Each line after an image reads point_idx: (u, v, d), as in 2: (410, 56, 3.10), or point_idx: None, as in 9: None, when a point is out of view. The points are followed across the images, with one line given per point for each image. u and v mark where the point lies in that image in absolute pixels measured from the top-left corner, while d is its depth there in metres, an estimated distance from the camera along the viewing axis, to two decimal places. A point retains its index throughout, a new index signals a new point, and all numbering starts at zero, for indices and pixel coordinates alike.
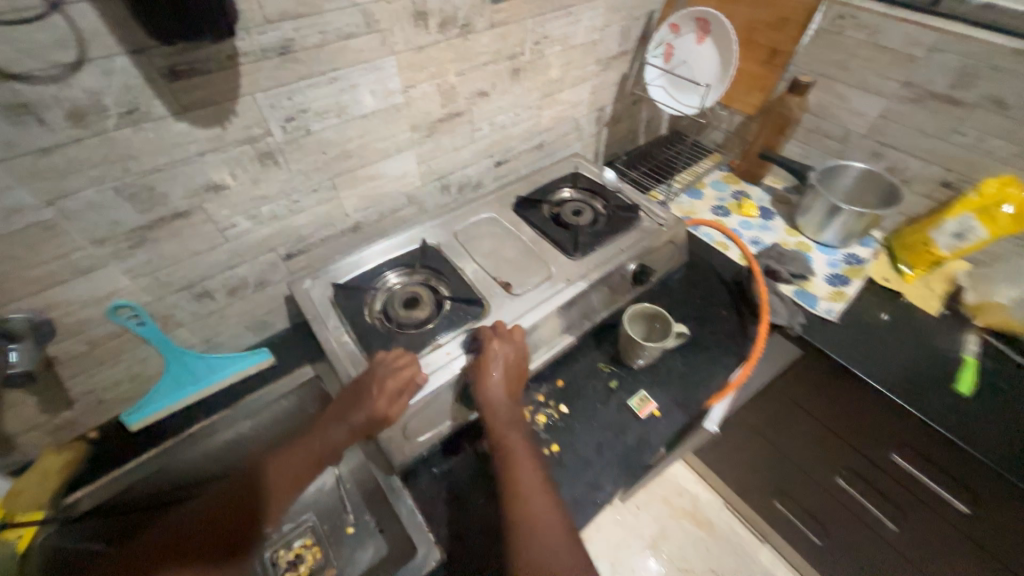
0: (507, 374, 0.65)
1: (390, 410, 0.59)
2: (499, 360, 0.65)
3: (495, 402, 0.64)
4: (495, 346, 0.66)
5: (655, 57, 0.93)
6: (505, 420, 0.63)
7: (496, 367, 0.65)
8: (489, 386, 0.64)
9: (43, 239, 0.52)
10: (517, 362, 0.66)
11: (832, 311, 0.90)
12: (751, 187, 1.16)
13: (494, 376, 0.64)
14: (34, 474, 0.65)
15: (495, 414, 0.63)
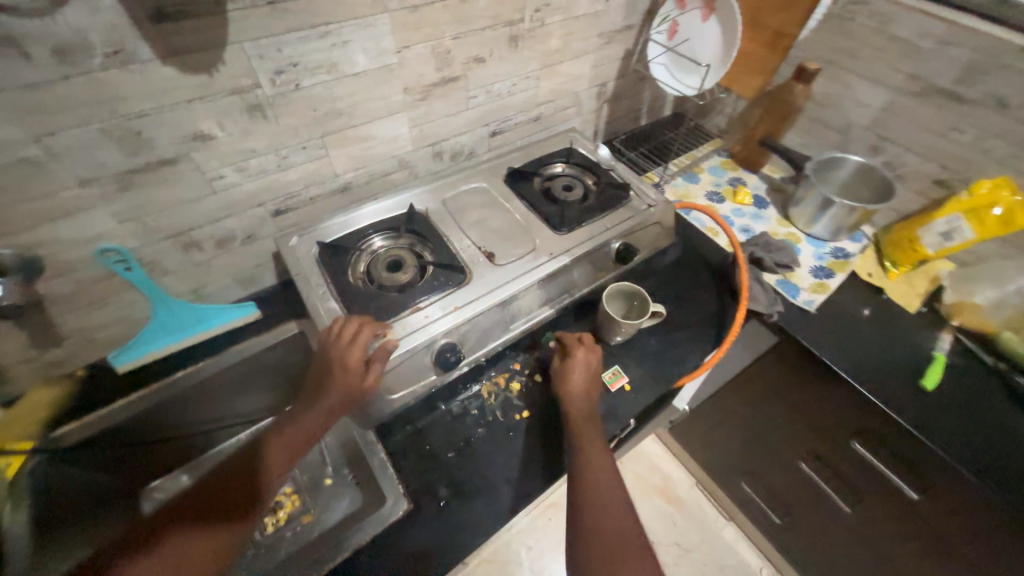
0: (588, 375, 0.71)
1: (364, 381, 0.61)
2: (583, 364, 0.71)
3: (579, 398, 0.69)
4: (580, 350, 0.72)
5: (659, 33, 0.91)
6: (583, 412, 0.68)
7: (580, 370, 0.71)
8: (573, 382, 0.70)
9: (31, 176, 0.52)
10: (597, 368, 0.72)
11: (812, 302, 0.91)
12: (747, 175, 1.16)
13: (575, 377, 0.70)
14: (25, 406, 0.69)
15: (576, 407, 0.68)
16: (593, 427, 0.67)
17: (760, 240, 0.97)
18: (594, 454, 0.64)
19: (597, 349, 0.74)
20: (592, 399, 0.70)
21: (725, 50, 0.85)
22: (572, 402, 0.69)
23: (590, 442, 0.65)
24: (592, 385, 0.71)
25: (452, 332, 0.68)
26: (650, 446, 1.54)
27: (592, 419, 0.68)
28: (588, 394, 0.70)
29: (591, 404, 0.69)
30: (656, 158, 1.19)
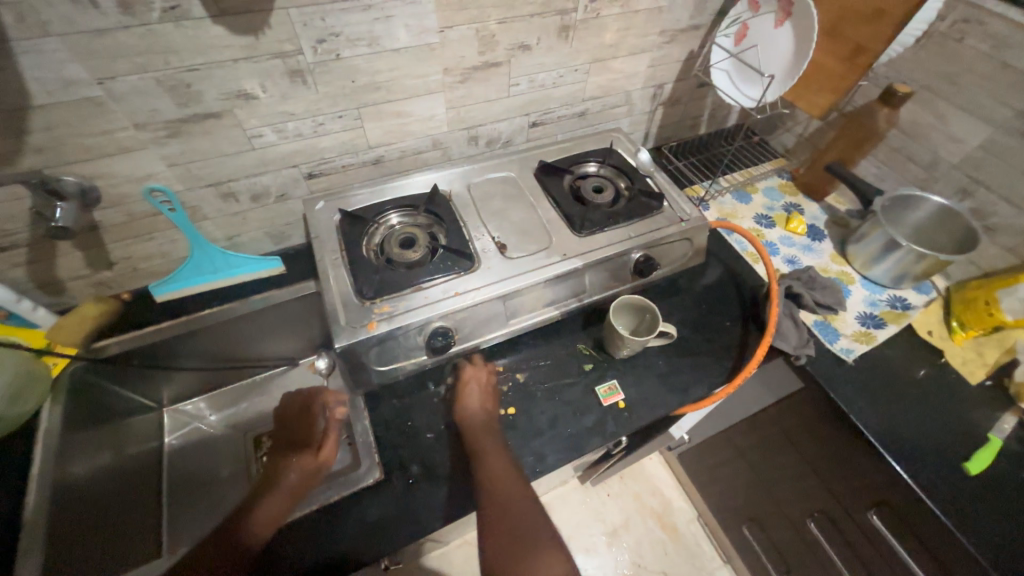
0: (481, 391, 0.72)
1: (323, 452, 0.68)
2: (475, 381, 0.73)
3: (473, 413, 0.69)
4: (468, 369, 0.74)
5: (727, 36, 0.87)
6: (479, 424, 0.67)
7: (474, 388, 0.72)
8: (465, 402, 0.70)
9: (93, 113, 0.58)
10: (489, 383, 0.73)
11: (851, 351, 0.82)
12: (807, 203, 1.05)
13: (468, 396, 0.71)
14: (75, 316, 0.76)
15: (470, 421, 0.68)
16: (490, 433, 0.67)
17: (803, 275, 0.88)
18: (491, 458, 0.63)
19: (490, 368, 0.75)
20: (488, 411, 0.70)
21: (795, 57, 0.78)
22: (467, 418, 0.68)
23: (487, 447, 0.65)
24: (487, 399, 0.71)
25: (448, 316, 0.67)
26: (655, 468, 1.48)
27: (489, 426, 0.68)
28: (484, 407, 0.70)
29: (489, 415, 0.69)
30: (707, 171, 1.11)
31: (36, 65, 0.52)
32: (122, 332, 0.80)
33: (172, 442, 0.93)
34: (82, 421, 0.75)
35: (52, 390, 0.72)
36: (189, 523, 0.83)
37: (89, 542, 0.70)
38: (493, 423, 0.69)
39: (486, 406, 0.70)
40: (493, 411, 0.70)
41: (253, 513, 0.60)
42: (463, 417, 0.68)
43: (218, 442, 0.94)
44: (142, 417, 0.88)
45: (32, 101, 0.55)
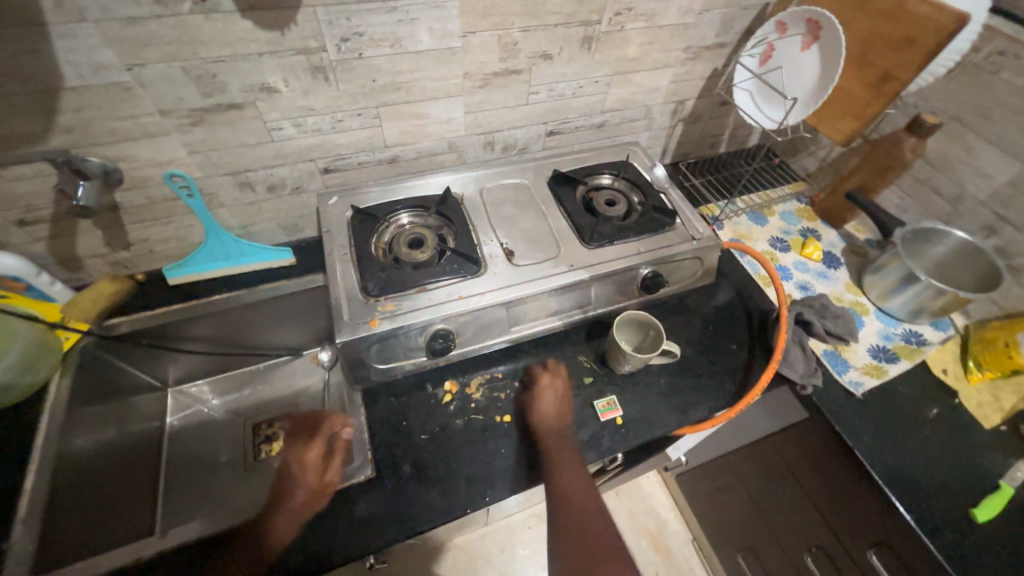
0: (557, 398, 0.73)
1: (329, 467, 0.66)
2: (551, 388, 0.74)
3: (550, 420, 0.70)
4: (544, 376, 0.75)
5: (751, 56, 0.87)
6: (556, 432, 0.69)
7: (551, 395, 0.73)
8: (543, 407, 0.72)
9: (121, 98, 0.60)
10: (563, 390, 0.75)
11: (861, 385, 0.80)
12: (825, 229, 1.03)
13: (545, 402, 0.72)
14: (90, 293, 0.78)
15: (546, 428, 0.69)
16: (565, 443, 0.68)
17: (815, 303, 0.86)
18: (567, 471, 0.65)
19: (563, 372, 0.77)
20: (564, 419, 0.71)
21: (822, 78, 0.77)
22: (543, 426, 0.70)
23: (562, 460, 0.66)
24: (562, 407, 0.73)
25: (450, 319, 0.67)
26: (651, 487, 1.45)
27: (567, 436, 0.69)
28: (558, 414, 0.71)
29: (563, 424, 0.71)
30: (724, 190, 1.10)
31: (69, 48, 0.54)
32: (132, 312, 0.81)
33: (172, 423, 0.94)
34: (88, 396, 0.77)
35: (63, 362, 0.74)
36: (182, 504, 0.84)
37: (87, 513, 0.71)
38: (568, 432, 0.70)
39: (560, 408, 0.72)
40: (568, 420, 0.72)
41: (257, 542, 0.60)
42: (539, 425, 0.70)
43: (217, 426, 0.95)
44: (146, 396, 0.90)
45: (64, 82, 0.57)
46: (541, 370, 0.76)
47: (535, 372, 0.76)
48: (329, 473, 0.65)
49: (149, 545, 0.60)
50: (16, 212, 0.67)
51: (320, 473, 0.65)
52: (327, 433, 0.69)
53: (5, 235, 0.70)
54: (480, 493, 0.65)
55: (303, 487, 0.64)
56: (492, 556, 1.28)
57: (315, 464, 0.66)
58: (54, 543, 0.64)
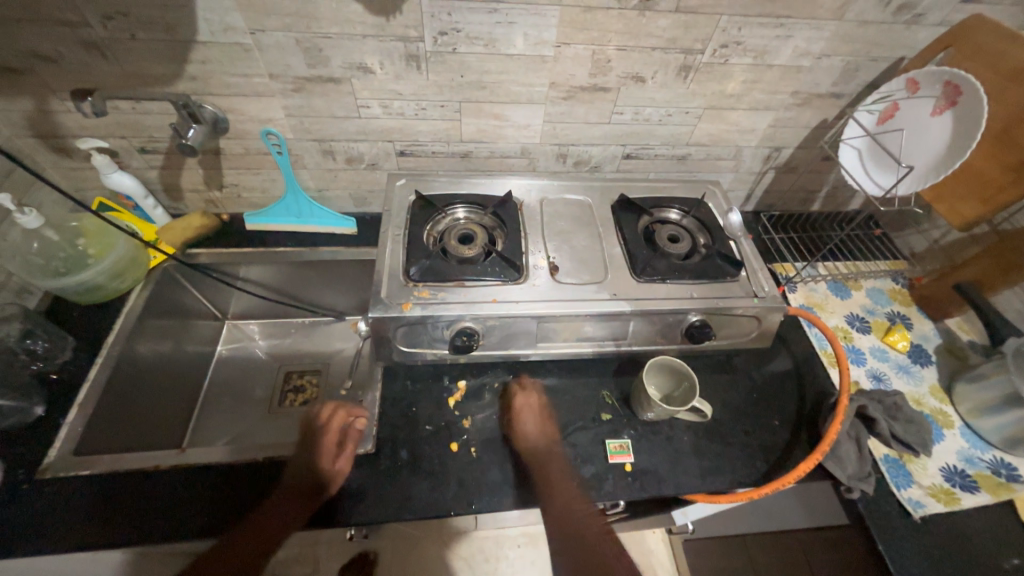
0: (536, 416, 0.71)
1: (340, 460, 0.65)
2: (529, 408, 0.72)
3: (536, 442, 0.69)
4: (520, 398, 0.72)
5: (868, 112, 0.79)
6: (546, 453, 0.68)
7: (529, 415, 0.71)
8: (526, 429, 0.70)
9: (240, 58, 0.67)
10: (540, 406, 0.73)
11: (922, 506, 0.68)
12: (919, 318, 0.91)
13: (526, 422, 0.70)
14: (183, 222, 0.88)
15: (535, 451, 0.68)
16: (556, 461, 0.67)
17: (886, 399, 0.75)
18: (564, 489, 0.64)
19: (538, 388, 0.75)
20: (549, 436, 0.70)
21: (956, 147, 0.68)
22: (530, 448, 0.68)
23: (558, 479, 0.65)
24: (543, 421, 0.71)
25: (480, 320, 0.67)
26: (657, 544, 1.35)
27: (556, 454, 0.68)
28: (542, 433, 0.70)
29: (550, 441, 0.69)
30: (807, 252, 1.00)
31: (207, 9, 0.61)
32: (212, 246, 0.91)
33: (222, 350, 1.04)
34: (160, 310, 0.87)
35: (147, 277, 0.85)
36: (210, 428, 0.92)
37: (131, 411, 0.79)
38: (559, 450, 0.69)
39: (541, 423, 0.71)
40: (552, 435, 0.70)
41: (262, 520, 0.59)
42: (528, 449, 0.68)
43: (256, 365, 1.03)
44: (207, 322, 1.00)
45: (197, 37, 0.64)
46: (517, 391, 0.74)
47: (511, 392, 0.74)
48: (342, 459, 0.65)
49: (169, 457, 0.66)
50: (140, 140, 0.78)
51: (334, 457, 0.65)
52: (342, 420, 0.69)
53: (127, 158, 0.81)
54: (466, 501, 0.64)
55: (317, 469, 0.63)
56: (475, 562, 1.26)
57: (329, 448, 0.66)
58: (99, 431, 0.72)
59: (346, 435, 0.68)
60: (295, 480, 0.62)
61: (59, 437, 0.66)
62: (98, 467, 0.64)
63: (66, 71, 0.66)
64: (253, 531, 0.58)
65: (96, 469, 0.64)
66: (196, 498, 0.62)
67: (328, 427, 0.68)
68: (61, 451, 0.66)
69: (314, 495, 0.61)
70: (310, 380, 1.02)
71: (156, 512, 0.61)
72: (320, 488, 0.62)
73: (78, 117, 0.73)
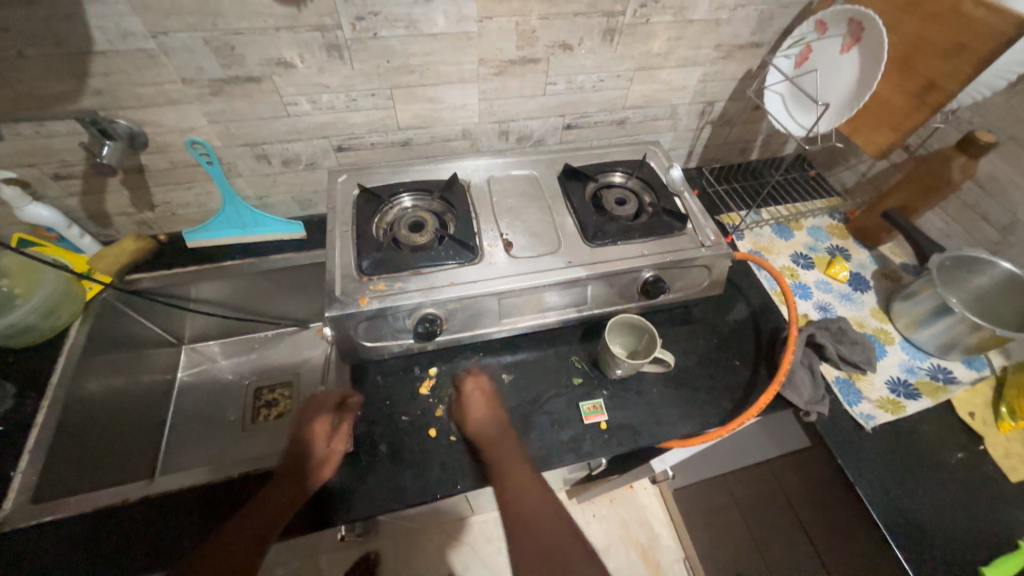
0: (484, 400, 0.70)
1: (333, 441, 0.65)
2: (478, 391, 0.71)
3: (485, 426, 0.67)
4: (469, 382, 0.72)
5: (786, 58, 0.82)
6: (493, 437, 0.66)
7: (476, 398, 0.70)
8: (473, 414, 0.68)
9: (147, 65, 0.64)
10: (490, 392, 0.72)
11: (872, 419, 0.74)
12: (856, 248, 0.97)
13: (474, 408, 0.69)
14: (115, 248, 0.84)
15: (483, 433, 0.67)
16: (504, 444, 0.66)
17: (832, 326, 0.81)
18: (513, 471, 0.62)
19: (483, 376, 0.73)
20: (499, 421, 0.69)
21: (863, 82, 0.71)
22: (478, 431, 0.67)
23: (506, 460, 0.64)
24: (493, 408, 0.70)
25: (440, 304, 0.67)
26: (648, 498, 1.41)
27: (505, 437, 0.67)
28: (491, 417, 0.69)
29: (500, 425, 0.68)
30: (750, 200, 1.05)
31: (99, 14, 0.57)
32: (152, 270, 0.86)
33: (184, 377, 1.00)
34: (105, 344, 0.83)
35: (84, 312, 0.80)
36: (183, 455, 0.89)
37: (88, 452, 0.75)
38: (508, 434, 0.67)
39: (495, 416, 0.69)
40: (503, 420, 0.69)
41: (252, 514, 0.57)
42: (476, 435, 0.67)
43: (224, 386, 1.00)
44: (161, 350, 0.96)
45: (93, 47, 0.60)
46: (466, 377, 0.73)
47: (460, 380, 0.73)
48: (335, 440, 0.65)
49: (140, 487, 0.63)
50: (52, 166, 0.73)
51: (326, 440, 0.65)
52: (334, 404, 0.68)
53: (42, 187, 0.75)
54: (450, 482, 0.65)
55: (310, 455, 0.63)
56: (477, 545, 1.28)
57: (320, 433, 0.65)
58: (57, 477, 0.69)
59: (340, 418, 0.68)
60: (285, 471, 0.62)
61: (12, 489, 0.63)
62: (65, 510, 0.61)
63: None
64: (243, 529, 0.56)
65: (60, 512, 0.61)
66: (182, 524, 0.61)
67: (315, 417, 0.66)
68: (18, 502, 0.62)
69: (307, 483, 0.61)
70: (282, 394, 1.00)
71: (141, 542, 0.59)
72: (310, 475, 0.62)
73: None
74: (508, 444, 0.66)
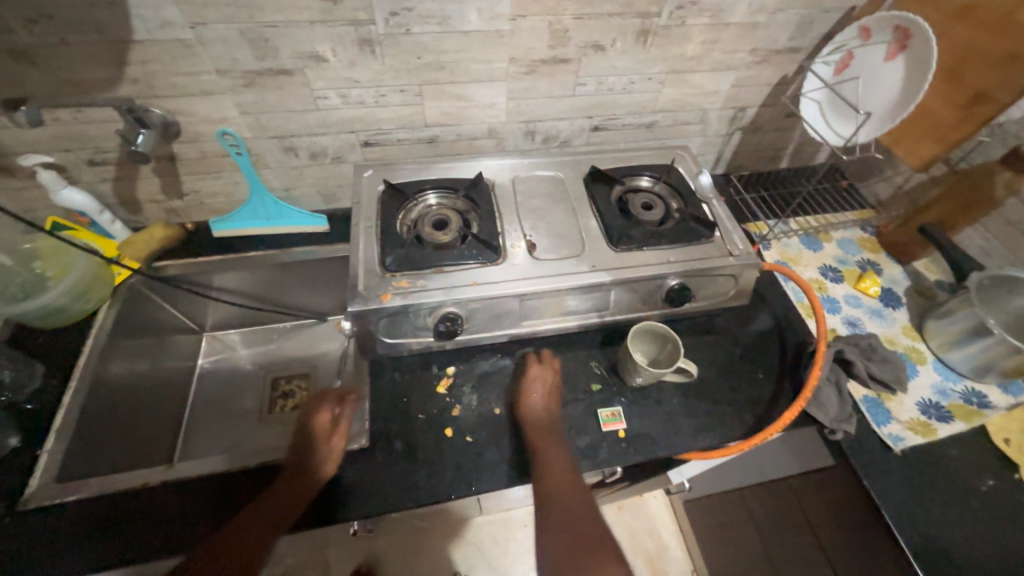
0: (545, 389, 0.71)
1: (333, 439, 0.64)
2: (540, 379, 0.72)
3: (538, 415, 0.68)
4: (534, 367, 0.73)
5: (825, 64, 0.80)
6: (542, 425, 0.67)
7: (538, 386, 0.71)
8: (531, 400, 0.70)
9: (183, 55, 0.64)
10: (553, 382, 0.72)
11: (901, 440, 0.71)
12: (889, 263, 0.94)
13: (534, 394, 0.70)
14: (145, 235, 0.85)
15: (535, 421, 0.68)
16: (552, 435, 0.66)
17: (862, 342, 0.78)
18: (552, 462, 0.63)
19: (555, 366, 0.74)
20: (552, 413, 0.70)
21: (909, 91, 0.69)
22: (531, 417, 0.68)
23: (550, 450, 0.64)
24: (550, 398, 0.71)
25: (462, 303, 0.67)
26: (658, 507, 1.39)
27: (551, 428, 0.67)
28: (546, 407, 0.70)
29: (551, 416, 0.69)
30: (778, 209, 1.02)
31: (140, 4, 0.58)
32: (178, 258, 0.88)
33: (204, 364, 1.01)
34: (131, 329, 0.84)
35: (113, 297, 0.82)
36: (201, 442, 0.91)
37: (111, 434, 0.77)
38: (557, 426, 0.68)
39: (549, 405, 0.70)
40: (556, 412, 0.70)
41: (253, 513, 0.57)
42: (527, 419, 0.68)
43: (242, 375, 1.01)
44: (183, 337, 0.97)
45: (133, 36, 0.61)
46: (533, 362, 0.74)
47: (527, 363, 0.74)
48: (335, 438, 0.65)
49: (158, 474, 0.64)
50: (87, 152, 0.74)
51: (326, 437, 0.65)
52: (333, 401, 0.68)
53: (77, 172, 0.77)
54: (465, 483, 0.65)
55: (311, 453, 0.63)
56: (484, 545, 1.27)
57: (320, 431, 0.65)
58: (80, 457, 0.70)
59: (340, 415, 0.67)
60: (289, 467, 0.62)
61: (38, 468, 0.64)
62: (84, 492, 0.62)
63: None
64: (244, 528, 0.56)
65: (81, 493, 0.62)
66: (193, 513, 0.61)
67: (316, 413, 0.67)
68: (43, 480, 0.63)
69: (308, 482, 0.61)
70: (298, 385, 1.01)
71: (153, 531, 0.60)
72: (311, 473, 0.61)
73: (17, 133, 0.69)
74: (553, 435, 0.67)
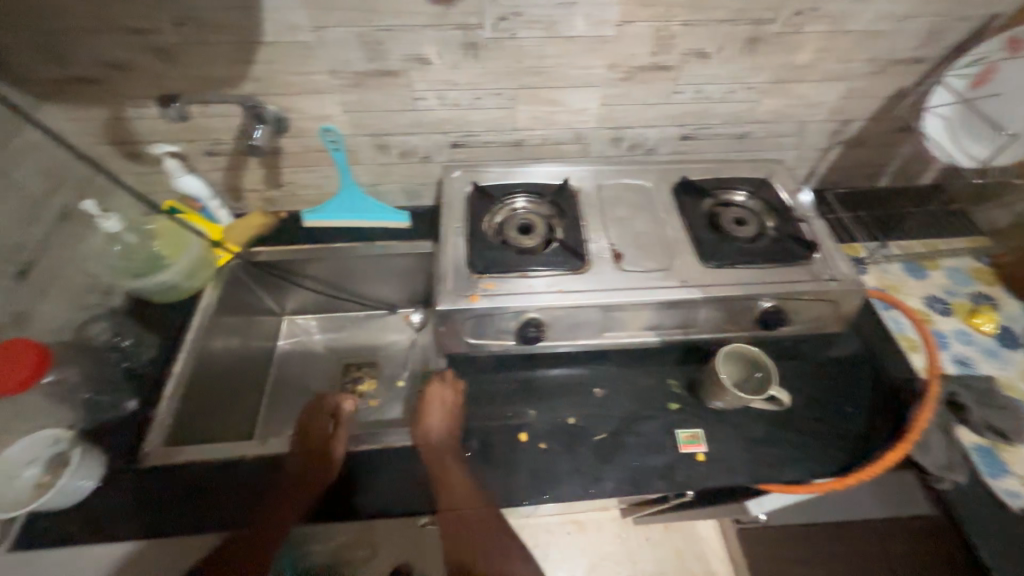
0: (445, 408, 0.71)
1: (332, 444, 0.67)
2: (439, 399, 0.72)
3: (441, 440, 0.67)
4: (433, 389, 0.73)
5: (958, 78, 0.75)
6: (445, 451, 0.66)
7: (436, 405, 0.71)
8: (431, 423, 0.69)
9: (303, 55, 0.68)
10: (452, 400, 0.73)
11: (1020, 498, 0.64)
12: (1007, 299, 0.84)
13: (433, 419, 0.70)
14: (246, 223, 0.93)
15: (434, 445, 0.66)
16: (454, 457, 0.66)
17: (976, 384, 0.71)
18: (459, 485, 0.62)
19: (457, 386, 0.74)
20: (451, 428, 0.70)
21: None
22: (430, 441, 0.67)
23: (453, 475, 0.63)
24: (448, 414, 0.71)
25: (545, 310, 0.66)
26: (707, 532, 1.32)
27: (455, 450, 0.67)
28: (444, 424, 0.70)
29: (451, 437, 0.68)
30: (879, 230, 0.94)
31: (273, 7, 0.62)
32: (272, 244, 0.93)
33: (283, 345, 1.07)
34: (229, 308, 0.90)
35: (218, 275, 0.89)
36: (277, 419, 0.96)
37: (207, 404, 0.83)
38: (456, 446, 0.67)
39: (451, 427, 0.70)
40: (456, 427, 0.70)
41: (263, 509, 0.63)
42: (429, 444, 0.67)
43: (316, 359, 1.06)
44: (267, 318, 1.03)
45: (262, 37, 0.66)
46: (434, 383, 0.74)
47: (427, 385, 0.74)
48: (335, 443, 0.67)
49: (251, 447, 0.68)
50: (207, 142, 0.80)
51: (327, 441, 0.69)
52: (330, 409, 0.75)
53: (195, 160, 0.84)
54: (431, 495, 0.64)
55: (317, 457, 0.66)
56: None
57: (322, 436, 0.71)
58: (183, 422, 0.76)
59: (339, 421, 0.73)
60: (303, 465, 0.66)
61: (158, 423, 0.71)
62: (185, 455, 0.67)
63: (141, 77, 0.70)
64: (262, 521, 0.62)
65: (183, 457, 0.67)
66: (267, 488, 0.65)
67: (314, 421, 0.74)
68: (158, 439, 0.70)
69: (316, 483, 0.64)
70: (366, 372, 1.04)
71: (236, 500, 0.64)
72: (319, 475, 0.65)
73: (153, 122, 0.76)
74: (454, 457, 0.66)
